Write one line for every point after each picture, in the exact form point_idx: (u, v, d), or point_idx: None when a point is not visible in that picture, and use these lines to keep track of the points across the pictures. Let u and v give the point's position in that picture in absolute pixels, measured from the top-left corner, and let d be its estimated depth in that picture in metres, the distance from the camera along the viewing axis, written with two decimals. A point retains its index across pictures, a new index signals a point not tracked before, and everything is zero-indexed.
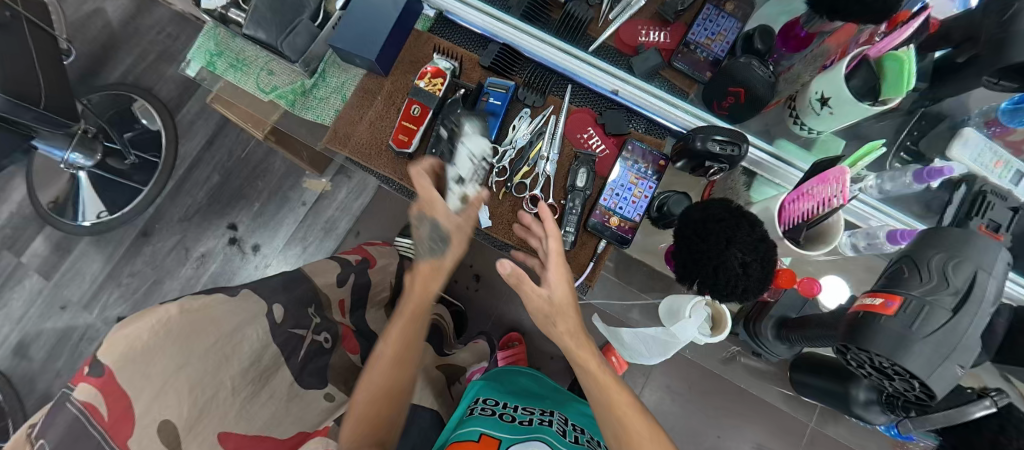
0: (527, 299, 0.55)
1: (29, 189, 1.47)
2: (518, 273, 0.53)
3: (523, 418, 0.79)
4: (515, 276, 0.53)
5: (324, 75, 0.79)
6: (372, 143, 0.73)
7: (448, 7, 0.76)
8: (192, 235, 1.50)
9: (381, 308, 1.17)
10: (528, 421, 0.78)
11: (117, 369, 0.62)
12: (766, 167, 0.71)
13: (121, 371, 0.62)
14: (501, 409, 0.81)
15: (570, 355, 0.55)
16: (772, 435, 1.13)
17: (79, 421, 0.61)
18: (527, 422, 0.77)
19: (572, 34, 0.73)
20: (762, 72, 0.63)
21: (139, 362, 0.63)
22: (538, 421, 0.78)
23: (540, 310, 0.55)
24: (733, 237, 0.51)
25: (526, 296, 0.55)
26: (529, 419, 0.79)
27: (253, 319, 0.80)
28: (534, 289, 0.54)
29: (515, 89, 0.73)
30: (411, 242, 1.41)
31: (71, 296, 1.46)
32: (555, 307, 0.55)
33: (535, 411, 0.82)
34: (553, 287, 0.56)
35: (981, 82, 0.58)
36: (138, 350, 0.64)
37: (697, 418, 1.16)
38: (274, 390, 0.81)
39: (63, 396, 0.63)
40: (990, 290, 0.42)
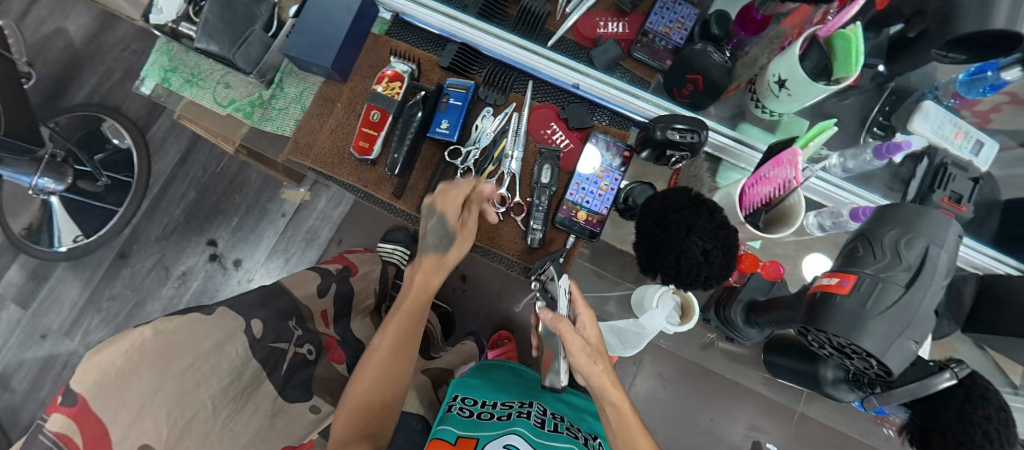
0: (570, 343, 0.56)
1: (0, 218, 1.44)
2: (560, 318, 0.57)
3: (502, 414, 0.79)
4: (556, 321, 0.56)
5: (282, 86, 0.77)
6: (334, 151, 0.72)
7: (403, 9, 0.75)
8: (171, 253, 1.47)
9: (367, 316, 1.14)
10: (506, 416, 0.78)
11: (90, 397, 0.61)
12: (730, 152, 0.72)
13: (95, 399, 0.62)
14: (480, 409, 0.81)
15: (603, 392, 0.57)
16: (764, 415, 1.14)
17: None
18: (505, 418, 0.77)
19: (530, 29, 0.72)
20: (718, 58, 0.63)
21: (114, 388, 0.63)
22: (516, 415, 0.78)
23: (584, 352, 0.57)
24: (693, 225, 0.50)
25: (570, 341, 0.56)
26: (508, 413, 0.79)
27: (231, 336, 0.77)
28: (575, 331, 0.57)
29: (475, 88, 0.72)
30: (395, 247, 1.37)
31: (51, 324, 1.43)
32: (593, 347, 0.58)
33: (514, 405, 0.82)
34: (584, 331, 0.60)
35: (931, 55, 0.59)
36: (111, 378, 0.63)
37: (689, 403, 1.16)
38: (258, 406, 0.78)
39: (37, 427, 0.63)
40: (943, 263, 0.42)
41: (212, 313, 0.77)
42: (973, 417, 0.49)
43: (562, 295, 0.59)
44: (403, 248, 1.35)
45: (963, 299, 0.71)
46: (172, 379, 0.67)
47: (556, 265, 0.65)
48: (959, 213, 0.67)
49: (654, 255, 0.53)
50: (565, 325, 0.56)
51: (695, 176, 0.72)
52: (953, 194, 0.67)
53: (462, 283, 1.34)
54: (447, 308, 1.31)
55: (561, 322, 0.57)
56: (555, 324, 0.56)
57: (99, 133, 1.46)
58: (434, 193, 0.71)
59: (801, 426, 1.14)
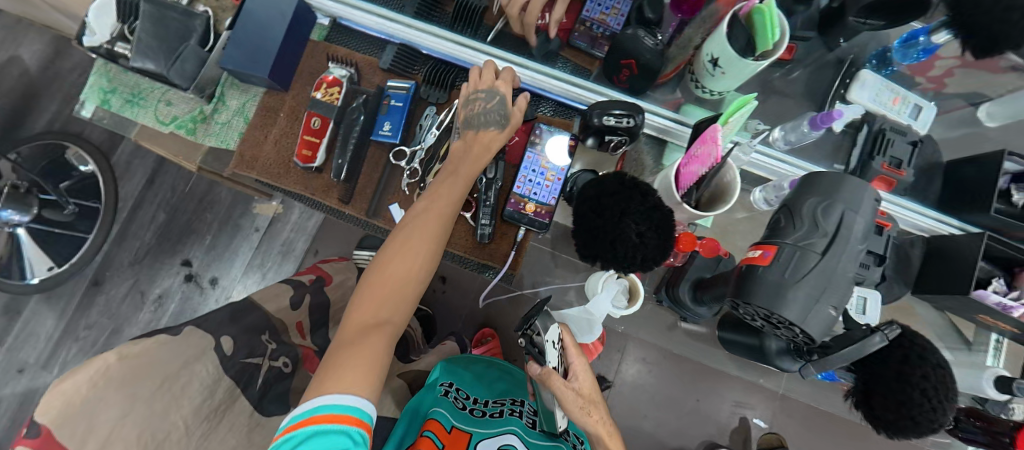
0: (560, 394, 0.62)
1: None
2: (548, 372, 0.61)
3: (494, 411, 0.83)
4: (545, 375, 0.61)
5: (223, 99, 0.77)
6: (280, 161, 0.72)
7: (339, 13, 0.74)
8: (145, 277, 1.44)
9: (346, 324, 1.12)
10: (498, 413, 0.82)
11: (54, 428, 0.57)
12: (673, 134, 0.72)
13: (59, 429, 0.57)
14: (472, 404, 0.84)
15: (598, 438, 0.65)
16: (751, 393, 1.13)
17: None
18: (498, 415, 0.82)
19: (467, 25, 0.72)
20: (649, 42, 0.63)
21: (79, 416, 0.59)
22: (508, 413, 0.82)
23: (576, 403, 0.62)
24: (626, 208, 0.51)
25: (561, 393, 0.61)
26: (500, 410, 0.83)
27: (201, 355, 0.75)
28: (565, 383, 0.62)
29: (416, 88, 0.73)
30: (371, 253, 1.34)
31: (27, 358, 1.39)
32: (585, 397, 0.64)
33: (506, 402, 0.86)
34: (578, 380, 0.64)
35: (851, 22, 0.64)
36: (75, 407, 0.59)
37: (677, 387, 1.15)
38: (233, 422, 0.76)
39: None
40: (858, 228, 0.43)
41: (178, 333, 0.75)
42: (911, 377, 0.49)
43: (549, 349, 0.61)
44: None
45: (912, 261, 0.72)
46: (141, 402, 0.63)
47: (543, 318, 0.63)
48: (899, 179, 0.69)
49: (590, 240, 0.53)
50: (555, 381, 0.61)
51: (638, 160, 0.73)
52: (892, 159, 0.69)
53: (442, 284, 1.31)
54: (428, 309, 1.28)
55: (551, 377, 0.61)
56: (544, 379, 0.61)
57: (62, 161, 1.43)
58: (382, 195, 0.72)
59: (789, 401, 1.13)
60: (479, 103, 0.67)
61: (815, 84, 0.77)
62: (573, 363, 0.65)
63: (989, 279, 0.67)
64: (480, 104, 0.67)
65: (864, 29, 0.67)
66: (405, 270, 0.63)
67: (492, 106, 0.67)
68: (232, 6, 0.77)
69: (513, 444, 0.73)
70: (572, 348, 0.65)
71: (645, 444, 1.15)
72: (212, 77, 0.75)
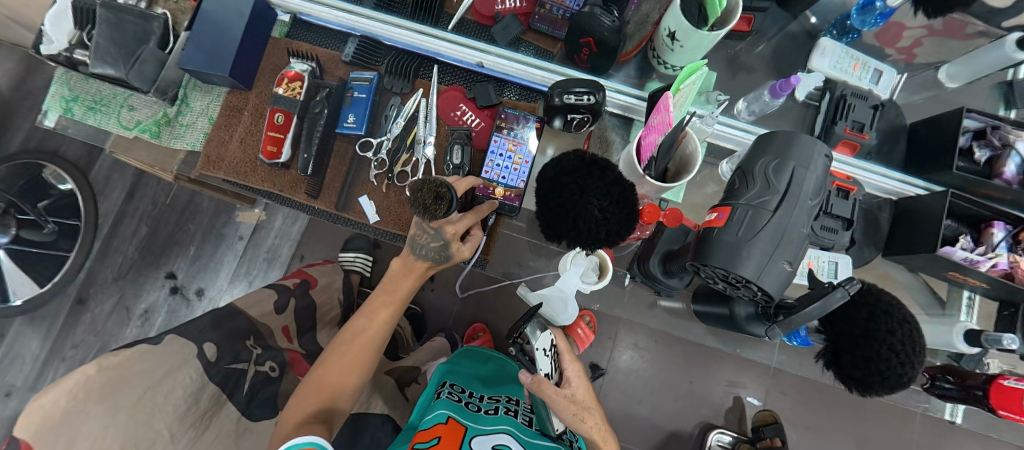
0: (552, 401, 0.63)
1: None
2: (539, 379, 0.62)
3: (489, 407, 0.79)
4: (537, 383, 0.62)
5: (187, 101, 0.77)
6: (246, 161, 0.71)
7: (300, 8, 0.74)
8: (130, 292, 1.43)
9: (335, 327, 1.09)
10: (494, 409, 0.78)
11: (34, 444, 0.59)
12: (637, 111, 0.72)
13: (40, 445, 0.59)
14: (467, 398, 0.80)
15: (594, 445, 0.64)
16: (744, 372, 1.12)
17: None
18: (493, 412, 0.77)
19: (427, 14, 0.71)
20: (606, 20, 0.63)
21: (59, 432, 0.61)
22: (504, 410, 0.78)
23: (568, 410, 0.63)
24: (585, 185, 0.52)
25: (551, 400, 0.63)
26: (495, 407, 0.79)
27: (184, 363, 0.74)
28: (556, 390, 0.63)
29: (379, 79, 0.73)
30: (357, 254, 1.32)
31: (14, 381, 1.37)
32: (578, 403, 0.64)
33: (501, 399, 0.82)
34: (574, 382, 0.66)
35: None
36: (57, 418, 0.61)
37: (669, 370, 1.15)
38: (221, 428, 0.75)
39: None
40: (809, 183, 0.43)
41: (160, 342, 0.75)
42: (878, 333, 0.50)
43: (540, 357, 0.64)
44: (365, 254, 1.30)
45: (880, 225, 0.73)
46: (124, 412, 0.64)
47: (534, 324, 0.65)
48: (862, 142, 0.70)
49: (552, 219, 0.53)
50: (547, 387, 0.62)
51: (603, 137, 0.73)
52: (854, 123, 0.69)
53: (430, 282, 1.27)
54: (417, 308, 1.24)
55: (542, 386, 0.62)
56: (535, 387, 0.62)
57: (40, 180, 1.39)
58: (352, 188, 0.72)
59: (779, 377, 1.13)
60: (425, 236, 0.66)
61: (782, 53, 0.78)
62: (568, 370, 0.67)
63: (958, 236, 0.68)
64: (425, 237, 0.66)
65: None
66: (350, 368, 0.68)
67: (435, 245, 0.66)
68: (190, 7, 0.76)
69: (508, 443, 0.68)
70: (564, 350, 0.68)
71: (641, 430, 1.15)
72: (174, 79, 0.74)
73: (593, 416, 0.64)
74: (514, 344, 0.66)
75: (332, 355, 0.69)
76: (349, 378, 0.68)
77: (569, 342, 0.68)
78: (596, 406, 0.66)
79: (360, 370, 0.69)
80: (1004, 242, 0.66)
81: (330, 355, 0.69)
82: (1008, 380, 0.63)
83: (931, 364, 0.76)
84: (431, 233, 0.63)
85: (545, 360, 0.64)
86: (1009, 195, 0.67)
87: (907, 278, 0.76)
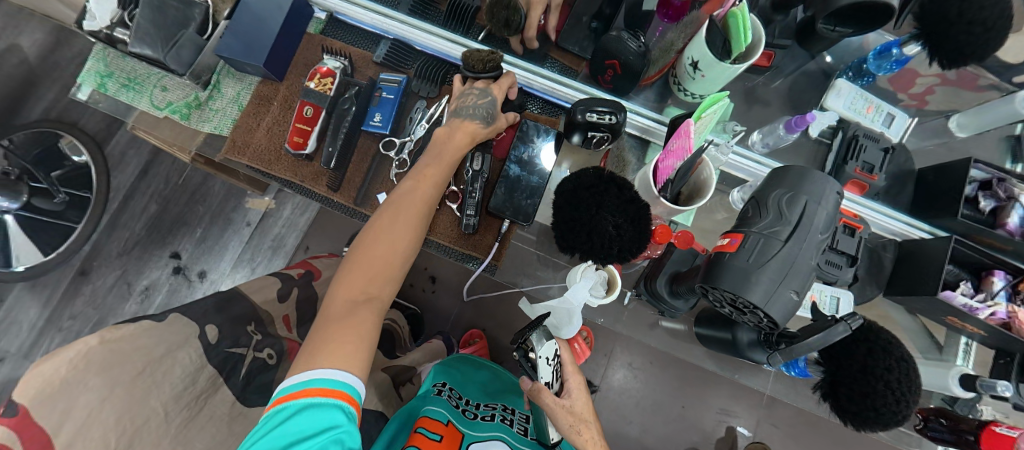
0: (550, 410, 0.64)
1: None
2: (540, 386, 0.63)
3: (484, 414, 0.80)
4: (537, 391, 0.63)
5: (218, 88, 0.79)
6: (271, 149, 0.74)
7: (337, 7, 0.76)
8: (133, 268, 1.44)
9: None
10: (489, 417, 0.80)
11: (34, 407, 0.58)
12: (654, 134, 0.74)
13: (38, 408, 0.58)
14: (464, 404, 0.81)
15: None
16: (736, 400, 1.12)
17: None
18: (489, 419, 0.79)
19: (460, 23, 0.74)
20: (632, 44, 0.66)
21: (59, 400, 0.60)
22: (499, 419, 0.80)
23: (565, 420, 0.64)
24: (601, 202, 0.53)
25: (550, 408, 0.64)
26: (492, 415, 0.81)
27: (185, 342, 0.75)
28: (555, 400, 0.64)
29: (408, 82, 0.75)
30: None
31: (8, 346, 1.37)
32: (576, 415, 0.66)
33: (497, 408, 0.84)
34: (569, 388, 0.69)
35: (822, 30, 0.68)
36: (55, 387, 0.60)
37: (662, 392, 1.15)
38: (215, 410, 0.75)
39: None
40: (821, 218, 0.45)
41: (164, 320, 0.76)
42: (875, 369, 0.51)
43: (541, 366, 0.63)
44: None
45: (883, 264, 0.74)
46: (122, 386, 0.64)
47: (539, 332, 0.64)
48: (871, 183, 0.72)
49: (566, 232, 0.55)
50: (548, 397, 0.63)
51: (620, 159, 0.74)
52: (864, 164, 0.71)
53: (431, 284, 1.28)
54: (415, 309, 1.24)
55: (541, 394, 0.63)
56: (534, 394, 0.63)
57: (56, 150, 1.41)
58: (371, 185, 0.74)
59: (771, 408, 1.13)
60: (471, 98, 0.69)
61: (796, 90, 0.81)
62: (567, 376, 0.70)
63: (958, 281, 0.69)
64: (471, 99, 0.69)
65: (833, 37, 0.67)
66: (394, 243, 0.65)
67: (483, 103, 0.69)
68: None
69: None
70: (568, 362, 0.70)
71: None
72: (209, 64, 0.77)
73: (588, 430, 0.65)
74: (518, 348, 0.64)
75: (374, 229, 0.66)
76: (393, 257, 0.65)
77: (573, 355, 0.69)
78: (592, 421, 0.67)
79: (405, 249, 0.66)
80: (1004, 291, 0.67)
81: (372, 231, 0.66)
82: (1000, 427, 0.64)
83: (923, 406, 0.77)
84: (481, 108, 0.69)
85: (546, 370, 0.64)
86: (1011, 247, 0.68)
87: (904, 320, 0.78)
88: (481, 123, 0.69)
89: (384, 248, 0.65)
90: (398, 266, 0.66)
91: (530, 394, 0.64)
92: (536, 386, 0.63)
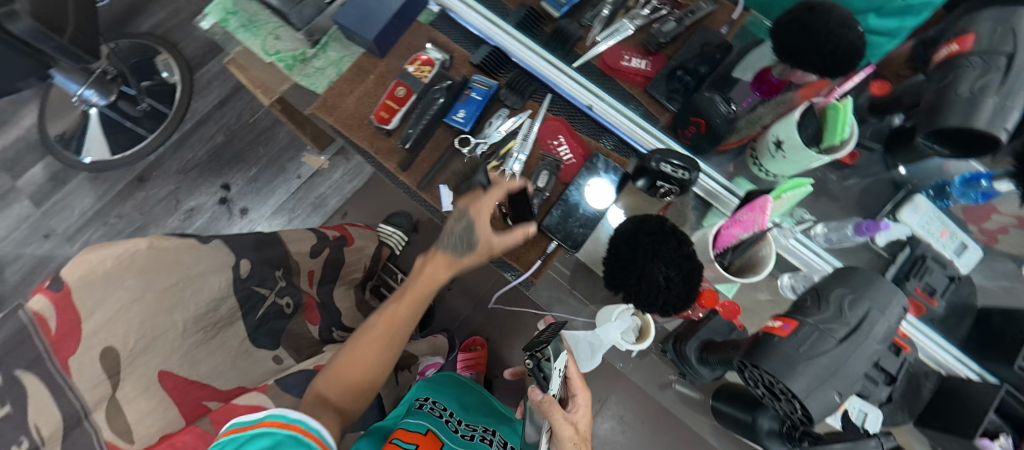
0: (558, 427, 0.61)
1: (40, 118, 1.49)
2: (550, 400, 0.61)
3: (466, 432, 0.80)
4: (546, 403, 0.61)
5: (324, 49, 0.84)
6: (355, 117, 0.78)
7: (452, 5, 0.82)
8: (185, 188, 1.52)
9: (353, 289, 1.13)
10: (470, 435, 0.79)
11: (73, 290, 0.65)
12: (720, 199, 0.73)
13: (76, 292, 0.65)
14: (447, 416, 0.81)
15: None
16: None
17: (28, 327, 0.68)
18: (470, 437, 0.78)
19: (560, 45, 0.78)
20: (722, 108, 0.68)
21: (97, 289, 0.66)
22: (479, 438, 0.79)
23: (572, 441, 0.61)
24: (658, 251, 0.54)
25: (557, 424, 0.61)
26: (472, 434, 0.80)
27: (219, 268, 0.79)
28: (564, 416, 0.62)
29: (497, 88, 0.78)
30: (394, 230, 1.40)
31: (57, 226, 1.47)
32: (582, 435, 0.63)
33: (479, 428, 0.83)
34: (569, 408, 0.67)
35: (919, 144, 0.67)
36: (97, 277, 0.66)
37: None
38: (225, 342, 0.79)
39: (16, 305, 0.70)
40: (879, 328, 0.44)
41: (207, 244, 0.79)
42: None
43: (554, 379, 0.61)
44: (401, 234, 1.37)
45: (922, 392, 0.71)
46: (152, 293, 0.69)
47: (556, 344, 0.64)
48: (928, 306, 0.70)
49: (616, 270, 0.56)
50: (556, 414, 0.61)
51: (678, 212, 0.75)
52: (927, 285, 0.70)
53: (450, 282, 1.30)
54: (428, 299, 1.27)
55: (551, 408, 0.61)
56: (544, 407, 0.61)
57: (151, 64, 1.53)
58: (437, 174, 0.77)
59: None
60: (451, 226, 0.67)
61: (869, 195, 0.79)
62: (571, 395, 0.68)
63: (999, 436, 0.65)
64: (454, 229, 0.67)
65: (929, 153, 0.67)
66: (368, 362, 0.65)
67: (461, 228, 0.66)
68: None
69: None
70: (575, 377, 0.68)
71: None
72: (323, 27, 0.84)
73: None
74: (532, 358, 0.63)
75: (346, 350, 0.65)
76: (384, 333, 0.66)
77: (583, 372, 0.68)
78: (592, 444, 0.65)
79: (393, 349, 0.67)
80: None
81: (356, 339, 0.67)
82: None
83: None
84: (464, 226, 0.66)
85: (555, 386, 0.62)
86: None
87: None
88: (457, 254, 0.68)
89: (358, 366, 0.64)
90: (386, 361, 0.67)
91: (540, 406, 0.62)
92: (547, 399, 0.61)
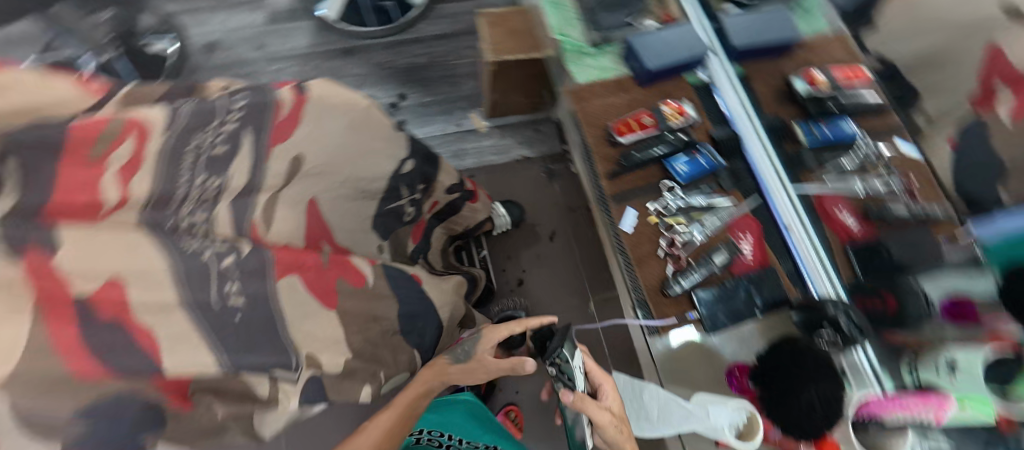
0: (595, 413, 0.78)
1: None
2: (579, 396, 0.79)
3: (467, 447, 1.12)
4: (578, 400, 0.78)
5: (601, 54, 0.94)
6: (595, 117, 0.88)
7: (721, 84, 0.94)
8: (371, 79, 1.91)
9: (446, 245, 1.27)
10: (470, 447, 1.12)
11: (310, 103, 0.95)
12: (861, 378, 0.67)
13: (312, 105, 0.95)
14: (448, 442, 1.13)
15: None
16: None
17: (264, 107, 0.90)
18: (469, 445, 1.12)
19: (789, 165, 0.87)
20: (922, 304, 0.68)
21: (325, 113, 0.97)
22: None
23: (612, 426, 0.78)
24: (819, 379, 0.60)
25: (594, 411, 0.78)
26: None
27: (391, 157, 1.08)
28: (597, 406, 0.79)
29: (719, 166, 0.87)
30: (502, 215, 1.65)
31: (271, 44, 1.94)
32: (617, 417, 0.80)
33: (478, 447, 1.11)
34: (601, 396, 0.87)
35: None
36: (326, 106, 0.97)
37: None
38: (362, 209, 1.04)
39: (268, 88, 0.95)
40: None
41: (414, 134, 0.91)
42: None
43: (575, 376, 0.83)
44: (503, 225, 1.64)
45: None
46: (353, 140, 1.00)
47: (567, 346, 0.86)
48: None
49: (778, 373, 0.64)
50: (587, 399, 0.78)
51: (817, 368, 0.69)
52: None
53: None
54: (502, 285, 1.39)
55: (584, 402, 0.78)
56: (579, 403, 0.78)
57: None
58: (634, 196, 0.84)
59: None
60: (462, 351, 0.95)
61: None
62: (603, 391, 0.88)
63: None
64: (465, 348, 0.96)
65: None
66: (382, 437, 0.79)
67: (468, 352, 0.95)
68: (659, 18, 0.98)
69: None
70: (599, 374, 0.88)
71: None
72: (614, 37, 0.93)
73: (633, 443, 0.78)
74: (554, 364, 0.86)
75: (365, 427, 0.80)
76: (392, 429, 0.81)
77: (600, 368, 0.89)
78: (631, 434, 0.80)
79: (401, 424, 0.83)
80: None
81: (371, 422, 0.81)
82: None
83: None
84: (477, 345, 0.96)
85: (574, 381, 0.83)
86: None
87: None
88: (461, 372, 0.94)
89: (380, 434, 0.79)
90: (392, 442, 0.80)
91: (575, 405, 0.78)
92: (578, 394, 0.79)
